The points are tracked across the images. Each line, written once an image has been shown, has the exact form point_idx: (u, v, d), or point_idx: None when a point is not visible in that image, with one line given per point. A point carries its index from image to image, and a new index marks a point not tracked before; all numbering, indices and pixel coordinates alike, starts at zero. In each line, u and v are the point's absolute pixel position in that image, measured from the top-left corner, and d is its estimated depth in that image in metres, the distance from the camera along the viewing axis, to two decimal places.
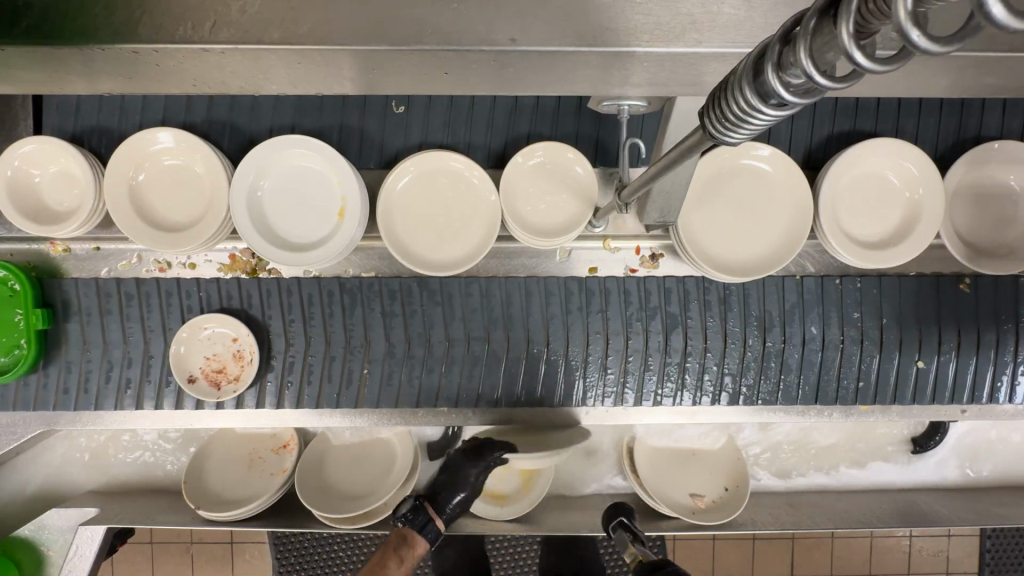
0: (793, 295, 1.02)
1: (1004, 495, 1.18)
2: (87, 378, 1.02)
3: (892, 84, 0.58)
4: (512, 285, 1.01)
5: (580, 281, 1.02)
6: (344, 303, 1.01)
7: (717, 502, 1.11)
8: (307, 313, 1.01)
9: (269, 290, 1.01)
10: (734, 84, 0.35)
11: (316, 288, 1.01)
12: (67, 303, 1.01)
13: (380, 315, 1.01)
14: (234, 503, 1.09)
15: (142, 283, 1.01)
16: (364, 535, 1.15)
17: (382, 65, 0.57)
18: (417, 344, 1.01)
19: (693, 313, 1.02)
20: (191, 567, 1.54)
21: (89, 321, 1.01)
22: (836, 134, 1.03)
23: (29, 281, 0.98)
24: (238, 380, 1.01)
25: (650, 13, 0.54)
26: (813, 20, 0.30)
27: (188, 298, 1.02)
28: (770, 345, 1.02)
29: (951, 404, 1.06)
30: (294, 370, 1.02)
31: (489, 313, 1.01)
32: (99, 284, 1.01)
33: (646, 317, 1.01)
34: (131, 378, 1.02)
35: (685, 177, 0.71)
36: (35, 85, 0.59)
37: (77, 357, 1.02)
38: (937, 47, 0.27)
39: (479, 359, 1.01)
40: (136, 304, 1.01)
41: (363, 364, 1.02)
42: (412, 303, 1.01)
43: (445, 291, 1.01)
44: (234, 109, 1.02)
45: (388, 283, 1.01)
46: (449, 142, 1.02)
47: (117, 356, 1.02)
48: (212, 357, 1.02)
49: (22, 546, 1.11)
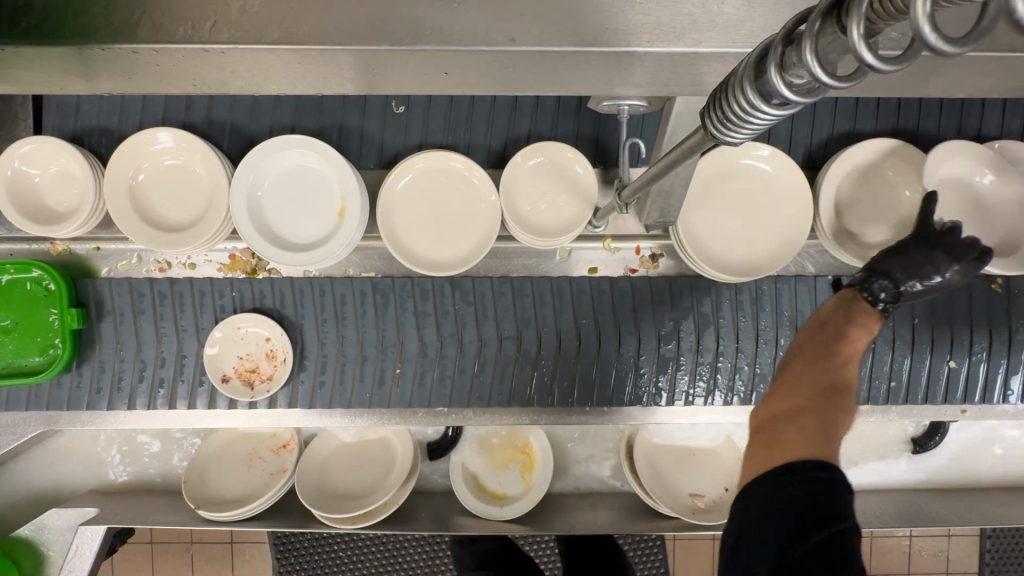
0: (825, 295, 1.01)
1: (1004, 496, 1.18)
2: (120, 378, 1.02)
3: (892, 84, 0.58)
4: (543, 285, 1.01)
5: (609, 281, 1.01)
6: (376, 303, 1.01)
7: (716, 501, 1.12)
8: (339, 313, 1.01)
9: (302, 289, 1.01)
10: (735, 84, 0.36)
11: (349, 288, 1.01)
12: (101, 304, 1.01)
13: (412, 315, 1.00)
14: (233, 502, 1.10)
15: (175, 282, 1.01)
16: (364, 535, 1.15)
17: (382, 66, 0.57)
18: (449, 345, 1.00)
19: (725, 314, 1.01)
20: (191, 567, 1.54)
21: (122, 321, 1.01)
22: (836, 134, 1.03)
23: (64, 280, 0.98)
24: (271, 380, 1.02)
25: (650, 13, 0.54)
26: (817, 21, 0.30)
27: (221, 299, 1.02)
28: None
29: (951, 404, 1.06)
30: (327, 370, 1.01)
31: (521, 313, 1.00)
32: (132, 284, 1.00)
33: (677, 317, 1.01)
34: (165, 377, 1.02)
35: (686, 177, 0.71)
36: (36, 84, 0.59)
37: (111, 357, 1.01)
38: (947, 48, 0.27)
39: (512, 360, 1.01)
40: (169, 304, 1.01)
41: (395, 365, 1.01)
42: (445, 303, 1.00)
43: (478, 290, 1.01)
44: (234, 109, 1.02)
45: (421, 283, 1.01)
46: (449, 142, 1.02)
47: (150, 356, 1.01)
48: (244, 357, 1.02)
49: (22, 546, 1.11)
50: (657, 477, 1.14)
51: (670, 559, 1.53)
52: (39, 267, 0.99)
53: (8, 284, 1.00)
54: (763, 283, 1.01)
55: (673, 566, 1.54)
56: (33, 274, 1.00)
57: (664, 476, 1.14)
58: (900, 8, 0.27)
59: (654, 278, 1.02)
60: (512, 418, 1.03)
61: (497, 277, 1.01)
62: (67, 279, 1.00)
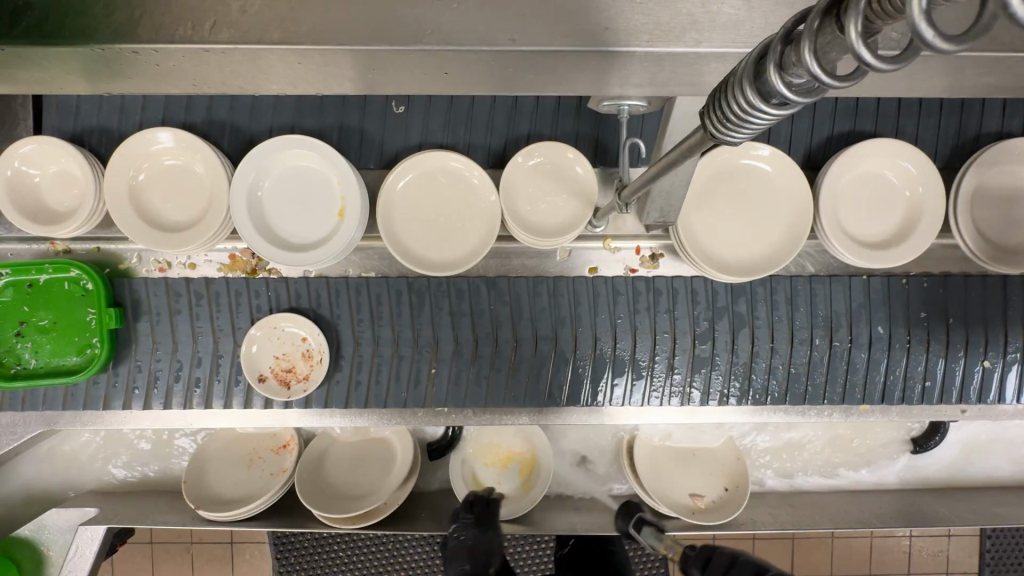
0: (858, 295, 1.03)
1: (1004, 495, 1.18)
2: (156, 377, 1.02)
3: (890, 85, 0.58)
4: (581, 285, 1.01)
5: (647, 281, 1.02)
6: (412, 303, 1.01)
7: (717, 502, 1.11)
8: (375, 313, 1.01)
9: (338, 288, 1.02)
10: (736, 83, 0.35)
11: (386, 288, 1.01)
12: (138, 304, 1.02)
13: (447, 314, 1.01)
14: (234, 502, 1.09)
15: (211, 282, 1.01)
16: (364, 535, 1.15)
17: (382, 66, 0.57)
18: (484, 344, 1.01)
19: (761, 314, 1.02)
20: (192, 567, 1.54)
21: (159, 321, 1.01)
22: (836, 134, 1.04)
23: (102, 280, 0.99)
24: (307, 380, 1.02)
25: (650, 13, 0.54)
26: (816, 20, 0.30)
27: (257, 298, 1.02)
28: (836, 345, 1.02)
29: (951, 404, 1.06)
30: (363, 368, 1.02)
31: (557, 313, 1.01)
32: (168, 284, 1.01)
33: (712, 317, 1.01)
34: (201, 377, 1.02)
35: (685, 177, 0.71)
36: (36, 84, 0.59)
37: (147, 357, 1.02)
38: (946, 46, 0.26)
39: (548, 359, 1.01)
40: (205, 304, 1.01)
41: (431, 364, 1.02)
42: (481, 303, 1.01)
43: (513, 290, 1.01)
44: (234, 109, 1.02)
45: (456, 283, 1.01)
46: (448, 142, 1.02)
47: (186, 356, 1.02)
48: (280, 357, 1.02)
49: (22, 546, 1.10)
50: (656, 477, 1.14)
51: (671, 559, 1.53)
52: (77, 267, 0.99)
53: (48, 284, 1.01)
54: (796, 280, 1.03)
55: (673, 566, 1.54)
56: (71, 274, 1.00)
57: (664, 476, 1.14)
58: (896, 9, 0.27)
59: (693, 279, 1.02)
60: (512, 418, 1.04)
61: (533, 277, 1.01)
62: (104, 279, 1.00)
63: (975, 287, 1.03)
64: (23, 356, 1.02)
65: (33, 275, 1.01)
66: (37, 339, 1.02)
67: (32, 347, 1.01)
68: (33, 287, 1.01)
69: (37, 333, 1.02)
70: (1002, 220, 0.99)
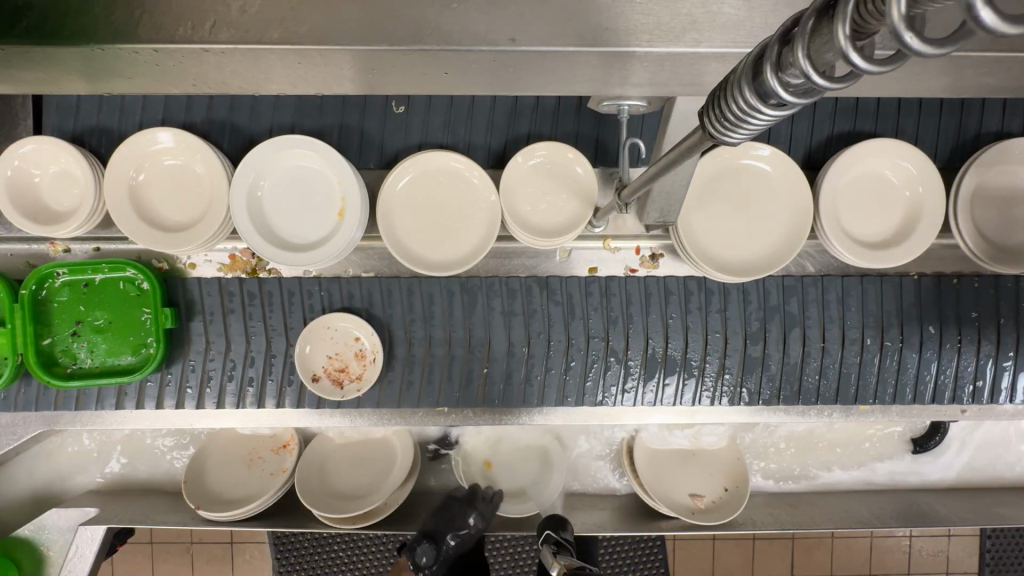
0: (911, 295, 1.03)
1: (1004, 495, 1.18)
2: (210, 377, 1.02)
3: (887, 86, 0.58)
4: (632, 285, 1.02)
5: (698, 280, 1.02)
6: (464, 302, 1.01)
7: (717, 502, 1.11)
8: (427, 313, 1.01)
9: (390, 288, 1.02)
10: (735, 83, 0.35)
11: (437, 287, 1.01)
12: (192, 305, 1.02)
13: (500, 314, 1.01)
14: (234, 503, 1.09)
15: (264, 282, 1.01)
16: (364, 535, 1.15)
17: (382, 66, 0.57)
18: (537, 345, 1.01)
19: (812, 314, 1.02)
20: (192, 567, 1.54)
21: (212, 321, 1.01)
22: (835, 134, 1.04)
23: (158, 280, 0.98)
24: (360, 380, 1.01)
25: (650, 13, 0.54)
26: (811, 21, 0.30)
27: (310, 298, 1.02)
28: (888, 345, 1.02)
29: (950, 404, 1.06)
30: (415, 369, 1.02)
31: (610, 312, 1.01)
32: (222, 283, 1.01)
33: (764, 317, 1.02)
34: (254, 376, 1.02)
35: (685, 177, 0.71)
36: (37, 84, 0.59)
37: (201, 357, 1.02)
38: (929, 49, 0.27)
39: (600, 358, 1.01)
40: (258, 303, 1.01)
41: (483, 364, 1.02)
42: (533, 303, 1.01)
43: (566, 290, 1.01)
44: (234, 109, 1.02)
45: (509, 283, 1.02)
46: (448, 141, 1.02)
47: (239, 355, 1.02)
48: (334, 357, 1.01)
49: (22, 545, 1.10)
50: (656, 477, 1.14)
51: (670, 559, 1.53)
52: (133, 267, 0.98)
53: (104, 283, 1.01)
54: (848, 278, 1.03)
55: (673, 565, 1.54)
56: (126, 274, 1.00)
57: (664, 476, 1.14)
58: (885, 10, 0.27)
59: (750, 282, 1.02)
60: (511, 418, 1.05)
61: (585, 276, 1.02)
62: (159, 279, 1.00)
63: (994, 285, 1.03)
64: (78, 355, 1.01)
65: (88, 275, 1.00)
66: (93, 338, 1.01)
67: (88, 346, 1.01)
68: (89, 287, 1.01)
69: (92, 333, 1.01)
70: (1002, 220, 0.99)
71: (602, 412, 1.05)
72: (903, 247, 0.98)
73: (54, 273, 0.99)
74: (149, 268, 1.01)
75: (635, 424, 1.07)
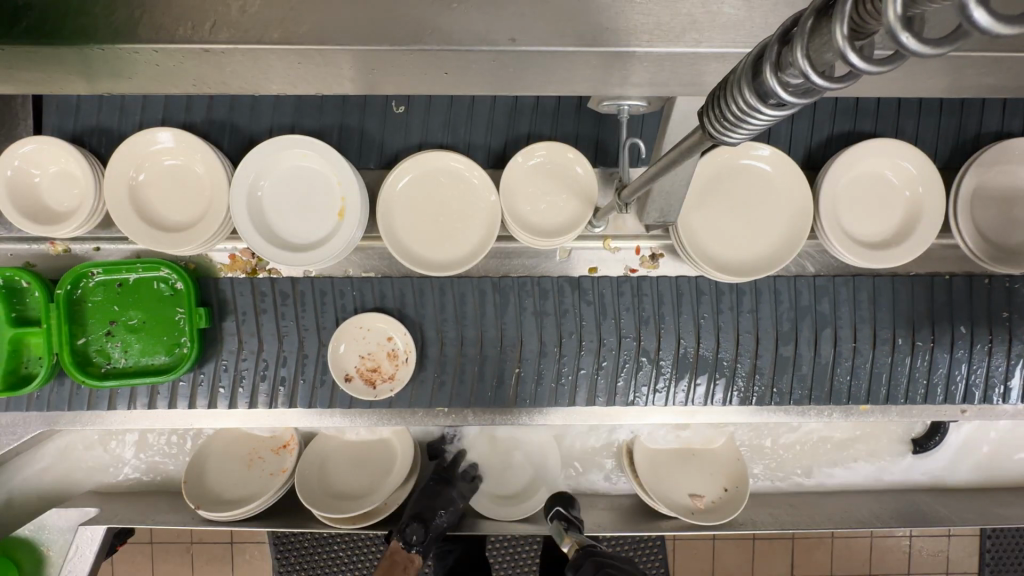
0: (942, 294, 1.02)
1: (1004, 495, 1.18)
2: (241, 377, 1.02)
3: (887, 86, 0.58)
4: (664, 284, 1.01)
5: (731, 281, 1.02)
6: (496, 302, 1.01)
7: (717, 502, 1.11)
8: (459, 313, 1.01)
9: (422, 288, 1.01)
10: (734, 84, 0.35)
11: (470, 287, 1.01)
12: (224, 304, 1.01)
13: (531, 314, 1.01)
14: (233, 503, 1.09)
15: (297, 282, 1.01)
16: (364, 534, 1.15)
17: (382, 67, 0.57)
18: (569, 344, 1.01)
19: (844, 314, 1.02)
20: (192, 567, 1.54)
21: (244, 321, 1.01)
22: (835, 134, 1.04)
23: (192, 280, 0.98)
24: (393, 379, 1.01)
25: (650, 13, 0.54)
26: (809, 21, 0.30)
27: (342, 298, 1.01)
28: (919, 345, 1.02)
29: (950, 404, 1.06)
30: (447, 368, 1.01)
31: (641, 312, 1.01)
32: (254, 284, 1.01)
33: (796, 317, 1.02)
34: (286, 376, 1.02)
35: (685, 177, 0.71)
36: (37, 84, 0.59)
37: (233, 357, 1.02)
38: (928, 49, 0.26)
39: (632, 358, 1.01)
40: (290, 303, 1.01)
41: (516, 364, 1.01)
42: (565, 303, 1.01)
43: (598, 290, 1.01)
44: (234, 109, 1.02)
45: (541, 283, 1.01)
46: (448, 141, 1.02)
47: (272, 355, 1.01)
48: (366, 357, 1.01)
49: (22, 545, 1.10)
50: (655, 477, 1.14)
51: (670, 559, 1.53)
52: (167, 267, 0.98)
53: (138, 283, 1.01)
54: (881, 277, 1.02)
55: (673, 565, 1.54)
56: (160, 273, 1.00)
57: (664, 476, 1.14)
58: (882, 10, 0.27)
59: (781, 277, 1.02)
60: (511, 418, 1.05)
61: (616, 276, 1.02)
62: (192, 279, 0.99)
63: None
64: (112, 355, 1.01)
65: (122, 275, 1.00)
66: (126, 338, 1.01)
67: (121, 346, 1.01)
68: (123, 287, 1.01)
69: (126, 333, 1.01)
70: (1002, 219, 0.99)
71: (602, 412, 1.05)
72: (903, 247, 0.98)
73: (88, 272, 0.99)
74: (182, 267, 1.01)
75: (634, 424, 1.07)
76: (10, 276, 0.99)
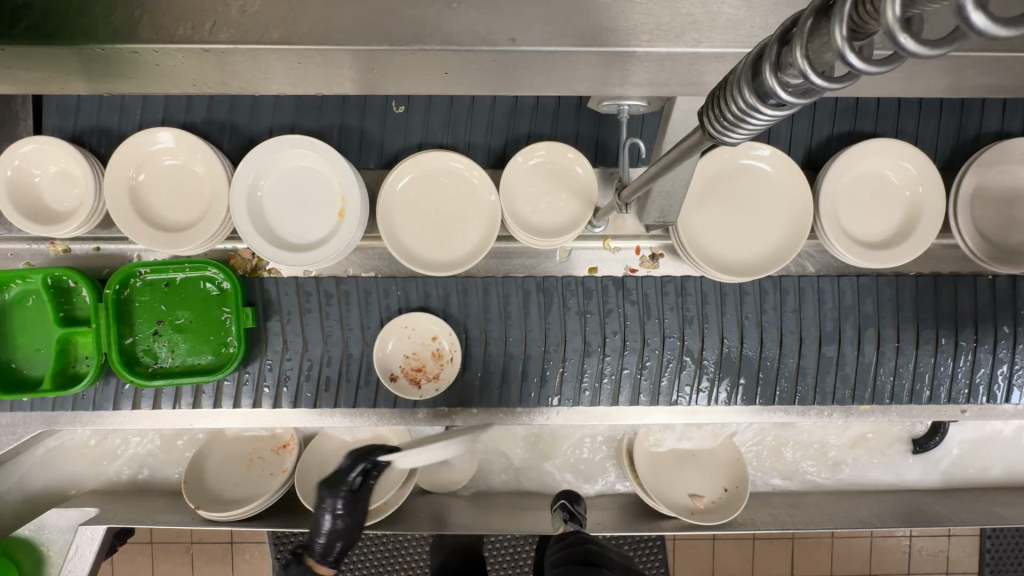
0: (986, 294, 1.03)
1: (1004, 495, 1.18)
2: (286, 377, 1.02)
3: (887, 86, 0.58)
4: (708, 284, 1.02)
5: (774, 281, 1.02)
6: (540, 302, 1.01)
7: (717, 502, 1.11)
8: (503, 313, 1.02)
9: (466, 288, 1.02)
10: (734, 84, 0.35)
11: (514, 287, 1.02)
12: (269, 304, 1.01)
13: (575, 314, 1.01)
14: (233, 503, 1.09)
15: (341, 282, 1.02)
16: (363, 535, 1.15)
17: (382, 66, 0.57)
18: (612, 344, 1.01)
19: (886, 314, 1.03)
20: (192, 567, 1.54)
21: (289, 320, 1.01)
22: (835, 134, 1.04)
23: (238, 280, 0.98)
24: (437, 379, 1.02)
25: (650, 13, 0.54)
26: (809, 21, 0.30)
27: (386, 298, 1.02)
28: (962, 344, 1.03)
29: (951, 404, 1.06)
30: (492, 368, 1.02)
31: (685, 312, 1.02)
32: (300, 284, 1.01)
33: (839, 317, 1.02)
34: (330, 377, 1.02)
35: (685, 177, 0.71)
36: (36, 83, 0.59)
37: (277, 357, 1.02)
38: (924, 51, 0.27)
39: (675, 358, 1.02)
40: (335, 303, 1.02)
41: (559, 364, 1.02)
42: (609, 303, 1.02)
43: (642, 290, 1.02)
44: (234, 109, 1.02)
45: (585, 282, 1.02)
46: (448, 141, 1.02)
47: (317, 354, 1.02)
48: (410, 357, 1.02)
49: (22, 545, 1.10)
50: (655, 477, 1.14)
51: (670, 559, 1.53)
52: (214, 266, 0.98)
53: (184, 283, 1.01)
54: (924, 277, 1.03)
55: (673, 565, 1.54)
56: (206, 273, 1.00)
57: (664, 476, 1.14)
58: (882, 11, 0.27)
59: (824, 278, 1.03)
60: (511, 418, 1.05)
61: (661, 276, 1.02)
62: (238, 278, 1.00)
63: None
64: (159, 355, 1.01)
65: (169, 274, 1.00)
66: (172, 338, 1.01)
67: (168, 346, 1.01)
68: (170, 287, 1.01)
69: (173, 333, 1.01)
70: (1002, 220, 0.99)
71: (603, 411, 1.05)
72: (903, 246, 0.98)
73: (136, 272, 0.99)
74: (228, 267, 1.01)
75: (631, 425, 1.07)
76: (59, 276, 0.99)
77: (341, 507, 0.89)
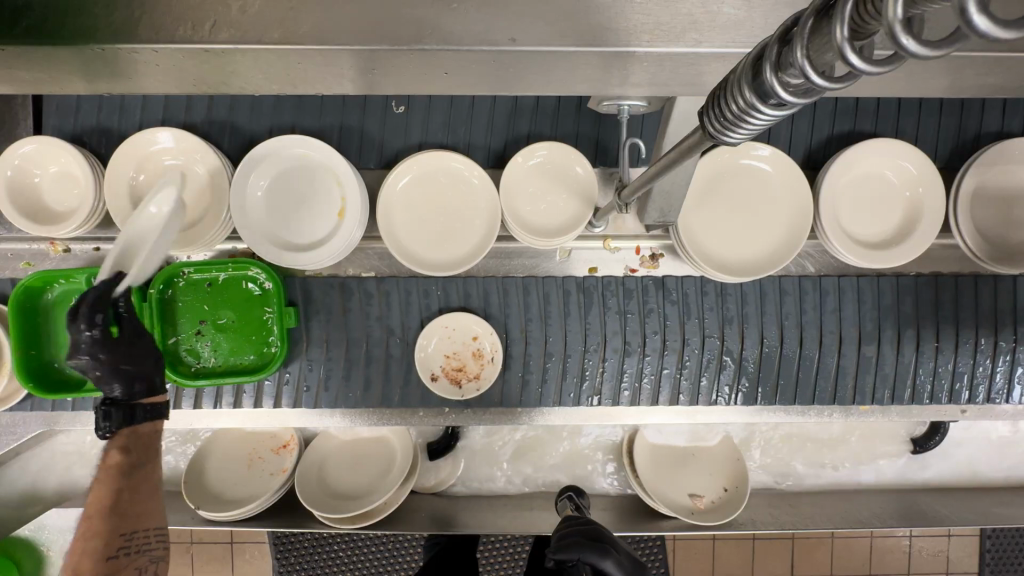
0: None
1: (1003, 496, 1.18)
2: (327, 378, 1.02)
3: (887, 85, 0.58)
4: (748, 285, 1.02)
5: (813, 280, 1.03)
6: (580, 303, 1.02)
7: (717, 502, 1.11)
8: (543, 313, 1.02)
9: (507, 288, 1.03)
10: (735, 84, 0.35)
11: (554, 287, 1.03)
12: (310, 303, 1.02)
13: (615, 313, 1.02)
14: (235, 503, 1.09)
15: (382, 282, 1.02)
16: (363, 535, 1.15)
17: (383, 66, 0.57)
18: (653, 343, 1.02)
19: (925, 314, 1.03)
20: (192, 568, 1.54)
21: (329, 321, 1.02)
22: (835, 134, 1.04)
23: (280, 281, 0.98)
24: (479, 378, 1.03)
25: (650, 13, 0.53)
26: (809, 21, 0.30)
27: (427, 298, 1.03)
28: (1002, 344, 1.04)
29: (950, 403, 1.07)
30: (533, 367, 1.03)
31: (725, 312, 1.02)
32: (341, 283, 1.02)
33: (878, 318, 1.03)
34: (370, 376, 1.02)
35: (685, 177, 0.72)
36: (35, 83, 0.59)
37: (319, 356, 1.02)
38: (925, 52, 0.27)
39: (715, 358, 1.03)
40: (375, 303, 1.02)
41: (599, 362, 1.02)
42: (649, 302, 1.02)
43: (682, 290, 1.02)
44: (233, 109, 1.02)
45: (626, 283, 1.03)
46: (448, 141, 1.02)
47: (358, 355, 1.02)
48: (451, 356, 1.03)
49: None
50: (655, 477, 1.14)
51: (671, 559, 1.53)
52: (258, 266, 0.98)
53: (228, 283, 1.00)
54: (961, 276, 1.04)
55: (673, 566, 1.54)
56: (249, 273, 0.99)
57: (665, 476, 1.14)
58: (883, 11, 0.27)
59: (863, 278, 1.04)
60: (512, 418, 1.05)
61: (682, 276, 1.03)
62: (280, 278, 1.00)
63: None
64: (201, 354, 1.00)
65: (212, 274, 1.00)
66: (215, 338, 1.00)
67: (211, 345, 1.00)
68: (212, 287, 1.00)
69: (216, 332, 1.00)
70: (1003, 220, 0.99)
71: (610, 412, 1.05)
72: (903, 246, 0.98)
73: (179, 272, 0.98)
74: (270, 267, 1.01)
75: (631, 424, 1.07)
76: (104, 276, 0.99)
77: (96, 353, 0.80)
